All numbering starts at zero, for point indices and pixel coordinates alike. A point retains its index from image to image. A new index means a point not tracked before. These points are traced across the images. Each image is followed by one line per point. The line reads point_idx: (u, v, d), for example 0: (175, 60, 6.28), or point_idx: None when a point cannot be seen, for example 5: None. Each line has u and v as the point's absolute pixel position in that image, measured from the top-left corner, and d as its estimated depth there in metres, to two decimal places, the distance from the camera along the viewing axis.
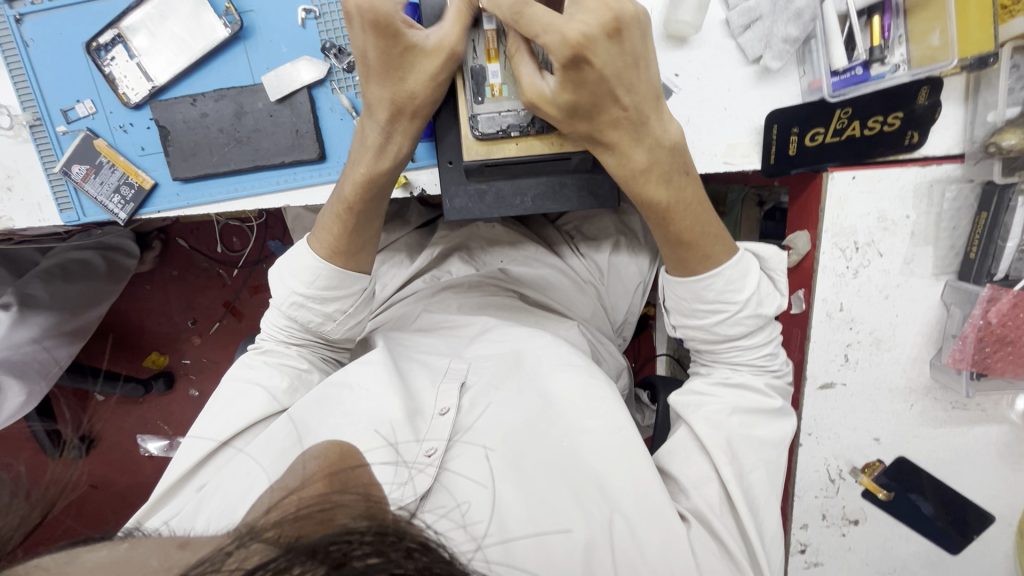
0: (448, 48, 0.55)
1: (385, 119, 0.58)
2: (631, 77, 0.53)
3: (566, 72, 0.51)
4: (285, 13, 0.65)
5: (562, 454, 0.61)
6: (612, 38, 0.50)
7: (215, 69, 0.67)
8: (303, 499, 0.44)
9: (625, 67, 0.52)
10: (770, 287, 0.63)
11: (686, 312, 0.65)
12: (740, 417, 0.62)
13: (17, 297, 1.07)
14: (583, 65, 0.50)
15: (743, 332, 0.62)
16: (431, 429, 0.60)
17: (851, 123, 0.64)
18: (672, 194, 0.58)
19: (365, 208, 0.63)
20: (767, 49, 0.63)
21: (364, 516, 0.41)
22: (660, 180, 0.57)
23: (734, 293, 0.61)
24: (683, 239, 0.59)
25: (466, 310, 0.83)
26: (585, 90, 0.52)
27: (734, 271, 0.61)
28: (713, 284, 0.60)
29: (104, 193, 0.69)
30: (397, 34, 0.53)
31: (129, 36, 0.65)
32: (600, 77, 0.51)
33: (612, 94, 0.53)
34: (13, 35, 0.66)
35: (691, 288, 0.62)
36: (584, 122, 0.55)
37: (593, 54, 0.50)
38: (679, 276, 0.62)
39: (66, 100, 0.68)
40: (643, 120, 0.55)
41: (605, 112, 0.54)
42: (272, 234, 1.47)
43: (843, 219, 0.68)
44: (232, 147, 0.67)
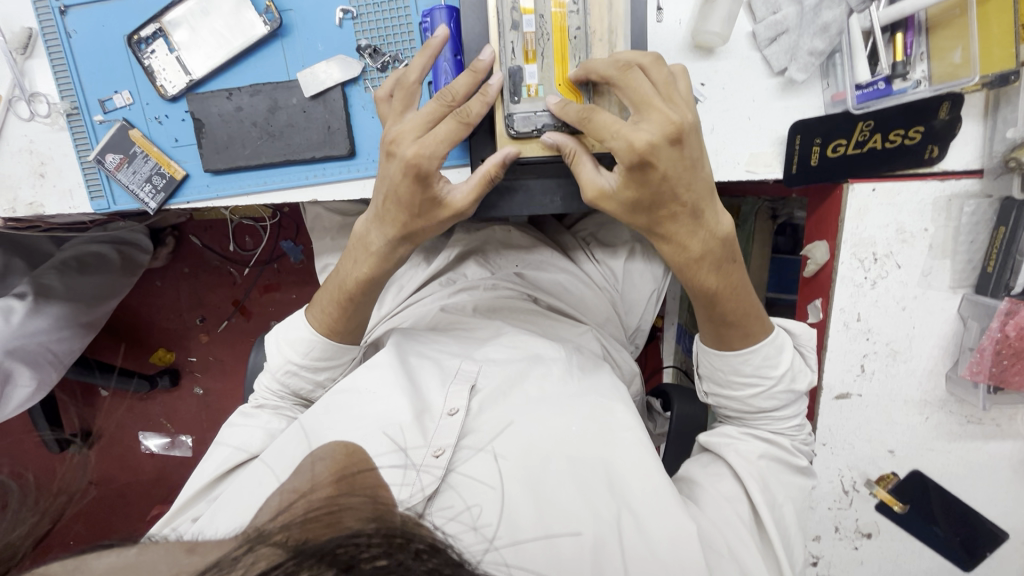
0: (461, 207, 0.56)
1: (394, 237, 0.59)
2: (689, 177, 0.51)
3: (630, 173, 0.50)
4: (323, 13, 0.67)
5: (568, 436, 0.61)
6: (673, 145, 0.48)
7: (251, 65, 0.69)
8: (312, 503, 0.44)
9: (684, 170, 0.50)
10: (802, 363, 0.64)
11: (722, 382, 0.65)
12: (768, 462, 0.62)
13: (33, 287, 1.07)
14: (645, 168, 0.49)
15: (777, 405, 0.63)
16: (440, 431, 0.60)
17: (872, 136, 0.65)
18: (720, 279, 0.58)
19: (365, 300, 0.66)
20: (793, 61, 0.65)
21: (371, 518, 0.41)
22: (710, 269, 0.57)
23: (770, 369, 0.62)
24: (729, 321, 0.60)
25: (481, 312, 0.81)
26: (646, 188, 0.50)
27: (774, 348, 0.62)
28: (750, 359, 0.61)
29: (136, 182, 0.70)
30: (431, 184, 0.53)
31: (171, 31, 0.67)
32: (661, 179, 0.50)
33: (673, 194, 0.51)
34: (57, 26, 0.68)
35: (729, 362, 0.63)
36: (644, 215, 0.53)
37: (656, 159, 0.48)
38: (722, 351, 0.63)
39: (104, 91, 0.70)
40: (699, 214, 0.53)
41: (663, 209, 0.52)
42: (285, 234, 1.47)
43: (861, 230, 0.69)
44: (264, 141, 0.69)
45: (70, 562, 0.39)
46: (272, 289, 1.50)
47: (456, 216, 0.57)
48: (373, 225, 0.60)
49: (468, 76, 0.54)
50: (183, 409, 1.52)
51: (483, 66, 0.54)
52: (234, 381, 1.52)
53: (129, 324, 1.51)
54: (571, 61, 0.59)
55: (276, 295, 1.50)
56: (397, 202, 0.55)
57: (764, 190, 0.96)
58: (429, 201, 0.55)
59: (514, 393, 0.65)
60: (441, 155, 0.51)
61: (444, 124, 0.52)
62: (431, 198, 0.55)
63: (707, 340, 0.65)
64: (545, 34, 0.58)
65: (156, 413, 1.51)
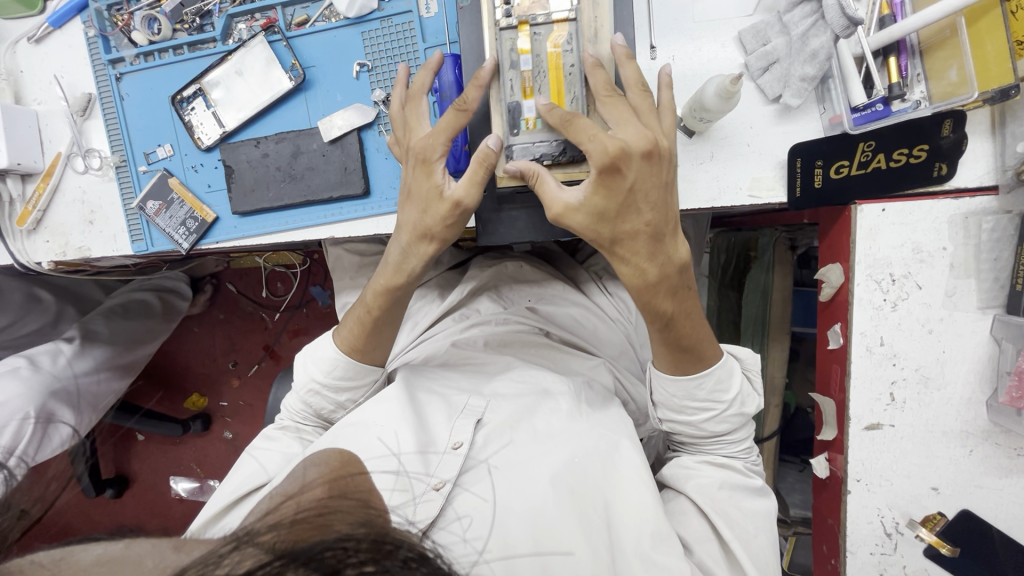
0: (457, 198, 0.58)
1: (408, 242, 0.63)
2: (651, 199, 0.55)
3: (602, 176, 0.54)
4: (342, 68, 0.73)
5: (571, 467, 0.60)
6: (645, 158, 0.54)
7: (277, 116, 0.75)
8: (302, 506, 0.44)
9: (654, 188, 0.55)
10: (750, 387, 0.68)
11: (675, 409, 0.67)
12: (730, 492, 0.64)
13: (81, 332, 1.13)
14: (615, 173, 0.53)
15: (729, 428, 0.67)
16: (442, 464, 0.59)
17: (875, 156, 0.65)
18: (677, 305, 0.59)
19: (381, 318, 0.67)
20: (786, 88, 0.66)
21: (362, 524, 0.40)
22: (666, 295, 0.58)
23: (722, 393, 0.65)
24: (684, 345, 0.61)
25: (492, 347, 0.80)
26: (613, 195, 0.54)
27: (725, 374, 0.64)
28: (703, 384, 0.64)
29: (172, 225, 0.76)
30: (431, 170, 0.59)
31: (209, 90, 0.75)
32: (629, 189, 0.54)
33: (636, 206, 0.55)
34: (113, 90, 0.77)
35: (683, 386, 0.64)
36: (608, 224, 0.56)
37: (626, 166, 0.53)
38: (677, 376, 0.65)
39: (148, 145, 0.77)
40: (661, 236, 0.57)
41: (627, 222, 0.55)
42: (314, 280, 1.53)
43: (875, 251, 0.67)
44: (287, 183, 0.74)
45: (52, 556, 0.41)
46: (300, 333, 1.55)
47: (456, 207, 0.59)
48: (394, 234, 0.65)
49: (423, 71, 0.62)
50: (212, 454, 1.55)
51: (436, 61, 0.62)
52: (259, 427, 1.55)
53: (165, 369, 1.57)
54: (567, 95, 0.60)
55: (304, 339, 1.54)
56: (413, 200, 0.61)
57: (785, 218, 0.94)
58: (433, 194, 0.59)
59: (521, 427, 0.63)
60: (443, 142, 0.58)
61: (445, 117, 0.59)
62: (433, 193, 0.59)
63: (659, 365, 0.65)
64: (541, 72, 0.60)
65: (187, 457, 1.55)
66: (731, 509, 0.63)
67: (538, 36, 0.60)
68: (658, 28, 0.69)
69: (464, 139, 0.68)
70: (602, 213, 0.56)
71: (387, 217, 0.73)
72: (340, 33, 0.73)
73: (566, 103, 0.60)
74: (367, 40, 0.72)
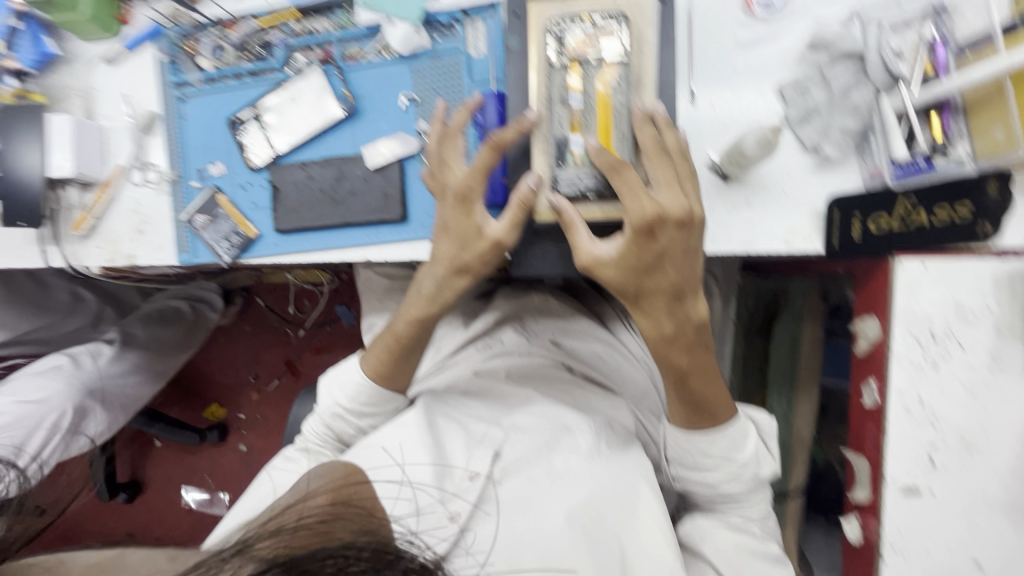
0: (495, 237, 0.60)
1: (443, 275, 0.64)
2: (679, 263, 0.56)
3: (637, 238, 0.54)
4: (391, 100, 0.77)
5: (589, 505, 0.59)
6: (678, 227, 0.55)
7: (324, 142, 0.78)
8: (306, 510, 0.48)
9: (682, 254, 0.56)
10: (766, 451, 0.68)
11: (688, 466, 0.67)
12: (746, 556, 0.64)
13: (121, 335, 1.16)
14: (650, 236, 0.54)
15: (744, 490, 0.66)
16: (459, 491, 0.59)
17: (915, 211, 0.63)
18: (692, 360, 0.60)
19: (410, 345, 0.68)
20: (825, 139, 0.67)
21: (362, 533, 0.44)
22: (682, 349, 0.59)
23: (736, 453, 0.65)
24: (698, 402, 0.62)
25: (514, 379, 0.79)
26: (644, 256, 0.55)
27: (740, 435, 0.64)
28: (718, 443, 0.64)
29: (216, 239, 0.79)
30: (471, 208, 0.60)
31: (264, 115, 0.79)
32: (660, 252, 0.55)
33: (663, 268, 0.55)
34: (176, 110, 0.82)
35: (698, 444, 0.64)
36: (634, 284, 0.56)
37: (661, 231, 0.54)
38: (691, 434, 0.65)
39: (203, 162, 0.81)
40: (681, 298, 0.57)
41: (652, 281, 0.56)
42: (340, 298, 1.56)
43: (916, 306, 0.65)
44: (328, 206, 0.77)
45: None
46: (322, 351, 1.57)
47: (496, 246, 0.61)
48: (426, 266, 0.66)
49: (461, 110, 0.64)
50: (225, 465, 1.56)
51: (474, 100, 0.64)
52: (274, 444, 1.55)
53: (190, 377, 1.61)
54: (614, 133, 0.61)
55: (326, 358, 1.56)
56: (449, 233, 0.62)
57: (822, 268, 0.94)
58: (472, 231, 0.61)
59: (540, 463, 0.62)
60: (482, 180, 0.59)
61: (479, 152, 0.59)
62: (473, 230, 0.61)
63: (675, 421, 0.66)
64: (590, 109, 0.62)
65: (201, 468, 1.56)
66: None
67: (589, 74, 0.62)
68: (698, 74, 0.71)
69: (504, 173, 0.69)
70: (630, 271, 0.56)
71: (421, 243, 0.75)
72: (391, 68, 0.76)
73: (613, 141, 0.62)
74: (415, 75, 0.76)
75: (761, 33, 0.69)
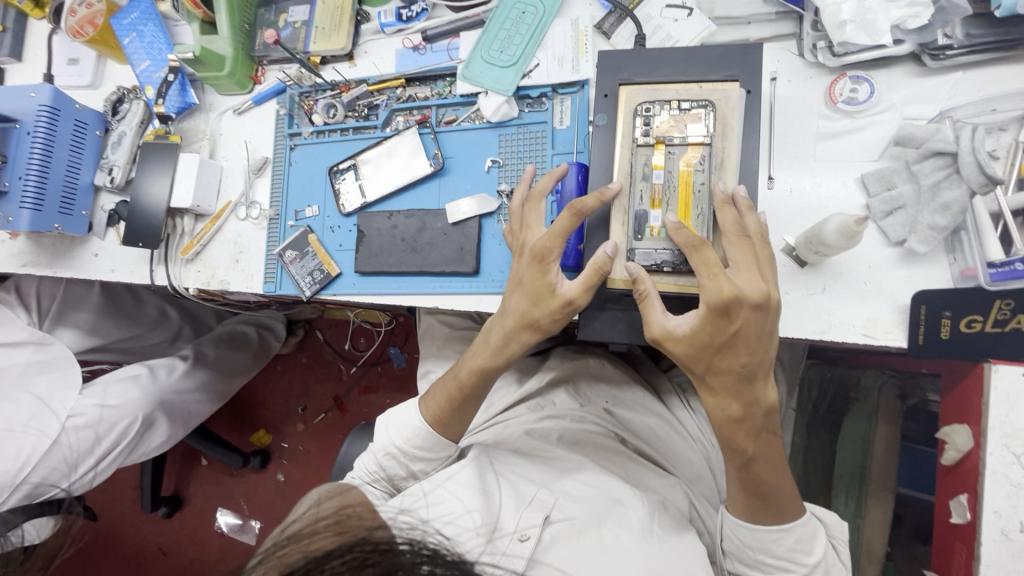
0: (567, 297, 0.62)
1: (512, 329, 0.66)
2: (753, 346, 0.55)
3: (711, 316, 0.54)
4: (477, 161, 0.82)
5: None
6: (755, 308, 0.54)
7: (412, 195, 0.85)
8: (323, 519, 0.53)
9: (757, 337, 0.55)
10: (837, 559, 0.62)
11: (749, 562, 0.63)
12: None
13: (194, 352, 1.22)
14: (725, 317, 0.54)
15: None
16: (508, 554, 0.57)
17: (1015, 316, 0.59)
18: (758, 446, 0.58)
19: (472, 393, 0.69)
20: (913, 234, 0.65)
21: (374, 530, 0.49)
22: (748, 434, 0.57)
23: (803, 555, 0.60)
24: (762, 493, 0.59)
25: (565, 444, 0.78)
26: (717, 335, 0.55)
27: (809, 535, 0.60)
28: (783, 540, 0.60)
29: (302, 274, 0.86)
30: (546, 268, 0.63)
31: (360, 166, 0.86)
32: (734, 333, 0.54)
33: (736, 349, 0.55)
34: (285, 157, 0.91)
35: (760, 538, 0.60)
36: (704, 361, 0.56)
37: (737, 313, 0.54)
38: (754, 526, 0.61)
39: (301, 204, 0.89)
40: (751, 379, 0.56)
41: (723, 361, 0.55)
42: (395, 340, 1.61)
43: (1014, 418, 0.60)
44: (407, 254, 0.82)
45: None
46: (371, 390, 1.60)
47: (567, 305, 0.63)
48: (496, 318, 0.69)
49: (546, 178, 0.69)
50: (261, 492, 1.57)
51: (560, 170, 0.69)
52: (312, 477, 1.56)
53: (245, 401, 1.67)
54: (693, 210, 0.63)
55: (374, 397, 1.59)
56: (523, 289, 0.65)
57: (905, 364, 0.91)
58: (545, 289, 0.63)
59: (590, 535, 0.60)
60: (560, 242, 0.62)
61: (559, 217, 0.62)
62: (546, 288, 0.63)
63: (735, 510, 0.63)
64: (672, 186, 0.64)
65: (239, 492, 1.59)
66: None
67: (672, 154, 0.65)
68: (775, 159, 0.72)
69: (579, 239, 0.71)
70: (702, 348, 0.56)
71: (489, 296, 0.78)
72: (481, 133, 0.83)
73: (692, 218, 0.63)
74: (502, 142, 0.82)
75: (845, 125, 0.70)
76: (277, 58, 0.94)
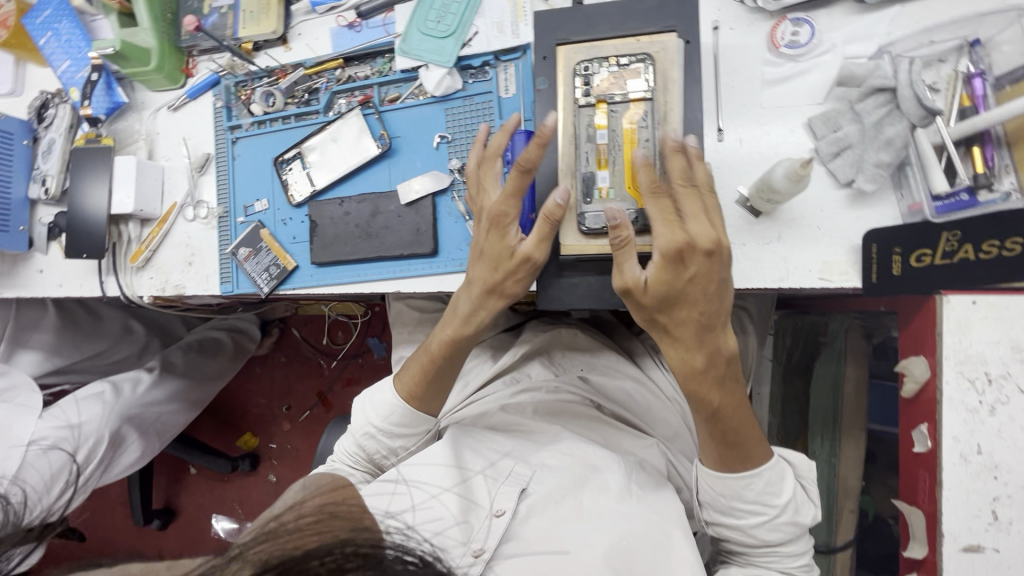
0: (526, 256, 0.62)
1: (477, 295, 0.65)
2: (710, 292, 0.55)
3: (666, 266, 0.55)
4: (425, 138, 0.80)
5: (621, 549, 0.57)
6: (708, 255, 0.54)
7: (362, 179, 0.82)
8: (301, 510, 0.47)
9: (713, 283, 0.55)
10: (806, 496, 0.63)
11: (724, 510, 0.63)
12: None
13: (161, 362, 1.19)
14: (680, 264, 0.54)
15: (783, 538, 0.61)
16: (483, 531, 0.57)
17: (962, 246, 0.61)
18: (724, 397, 0.58)
19: (442, 365, 0.68)
20: (859, 173, 0.65)
21: (355, 530, 0.43)
22: (712, 385, 0.58)
23: (774, 497, 0.60)
24: (731, 440, 0.59)
25: (541, 415, 0.78)
26: (675, 284, 0.55)
27: (782, 475, 0.61)
28: (753, 485, 0.60)
29: (258, 271, 0.83)
30: (500, 232, 0.62)
31: (306, 154, 0.83)
32: (690, 281, 0.55)
33: (693, 297, 0.55)
34: (228, 151, 0.88)
35: (731, 485, 0.61)
36: (664, 312, 0.57)
37: (691, 260, 0.54)
38: (723, 474, 0.61)
39: (249, 199, 0.87)
40: (712, 327, 0.57)
41: (681, 310, 0.56)
42: (373, 330, 1.59)
43: (967, 346, 0.61)
44: (362, 240, 0.80)
45: None
46: (353, 383, 1.59)
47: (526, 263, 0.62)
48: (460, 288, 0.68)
49: (500, 133, 0.64)
50: (254, 495, 1.56)
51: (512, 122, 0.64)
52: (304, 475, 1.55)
53: (226, 406, 1.65)
54: (637, 171, 0.63)
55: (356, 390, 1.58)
56: (483, 257, 0.64)
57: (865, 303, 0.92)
58: (504, 253, 0.62)
59: (568, 502, 0.61)
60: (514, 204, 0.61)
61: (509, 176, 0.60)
62: (504, 252, 0.62)
63: (706, 458, 0.63)
64: (616, 146, 0.63)
65: (231, 496, 1.58)
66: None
67: (615, 113, 0.63)
68: (724, 110, 0.71)
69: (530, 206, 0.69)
70: (661, 299, 0.56)
71: (450, 276, 0.77)
72: (426, 109, 0.80)
73: (638, 177, 0.63)
74: (448, 116, 0.79)
75: (789, 70, 0.69)
76: (207, 48, 0.90)
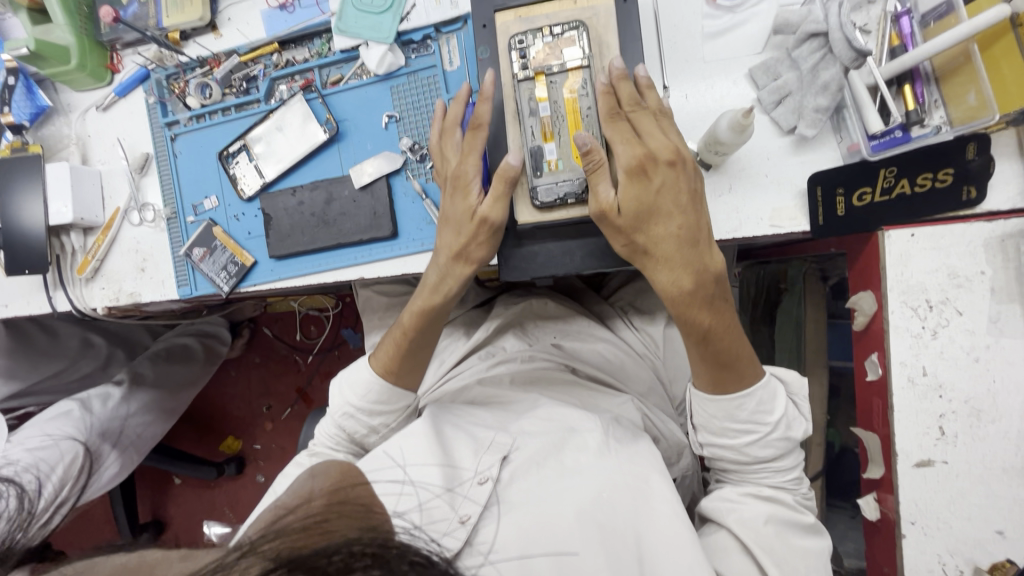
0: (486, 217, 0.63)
1: (444, 262, 0.66)
2: (682, 203, 0.57)
3: (632, 180, 0.57)
4: (372, 119, 0.78)
5: (600, 504, 0.59)
6: (670, 165, 0.57)
7: (312, 167, 0.80)
8: (309, 510, 0.46)
9: (683, 193, 0.57)
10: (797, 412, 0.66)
11: (715, 431, 0.66)
12: (777, 528, 0.61)
13: (129, 375, 1.15)
14: (644, 177, 0.57)
15: (776, 453, 0.64)
16: (467, 499, 0.59)
17: (898, 181, 0.64)
18: (713, 318, 0.58)
19: (417, 335, 0.69)
20: (801, 119, 0.67)
21: (365, 529, 0.41)
22: (702, 306, 0.58)
23: (765, 415, 0.63)
24: (724, 362, 0.60)
25: (518, 383, 0.81)
26: (644, 198, 0.57)
27: (768, 398, 0.63)
28: (746, 405, 0.62)
29: (215, 270, 0.81)
30: (462, 191, 0.64)
31: (251, 145, 0.81)
32: (658, 192, 0.57)
33: (665, 208, 0.57)
34: (168, 150, 0.84)
35: (722, 406, 0.63)
36: (642, 228, 0.58)
37: (654, 171, 0.57)
38: (716, 397, 0.63)
39: (197, 197, 0.83)
40: (694, 240, 0.57)
41: (658, 225, 0.57)
42: (346, 321, 1.57)
43: (908, 276, 0.65)
44: (320, 228, 0.78)
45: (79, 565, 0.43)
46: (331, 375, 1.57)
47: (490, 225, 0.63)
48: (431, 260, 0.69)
49: (454, 104, 0.67)
50: (243, 497, 1.56)
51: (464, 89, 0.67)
52: None
53: (204, 412, 1.62)
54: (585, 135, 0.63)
55: None
56: (449, 222, 0.65)
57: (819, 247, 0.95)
58: (468, 213, 0.64)
59: (549, 463, 0.62)
60: (472, 162, 0.63)
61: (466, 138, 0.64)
62: (467, 212, 0.64)
63: (701, 386, 0.64)
64: (560, 116, 0.63)
65: (220, 501, 1.56)
66: (779, 545, 0.59)
67: (555, 84, 0.63)
68: (670, 69, 0.72)
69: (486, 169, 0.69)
70: (639, 215, 0.57)
71: (412, 257, 0.77)
72: (371, 89, 0.78)
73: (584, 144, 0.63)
74: (394, 94, 0.78)
75: (727, 22, 0.69)
76: (131, 40, 0.85)
